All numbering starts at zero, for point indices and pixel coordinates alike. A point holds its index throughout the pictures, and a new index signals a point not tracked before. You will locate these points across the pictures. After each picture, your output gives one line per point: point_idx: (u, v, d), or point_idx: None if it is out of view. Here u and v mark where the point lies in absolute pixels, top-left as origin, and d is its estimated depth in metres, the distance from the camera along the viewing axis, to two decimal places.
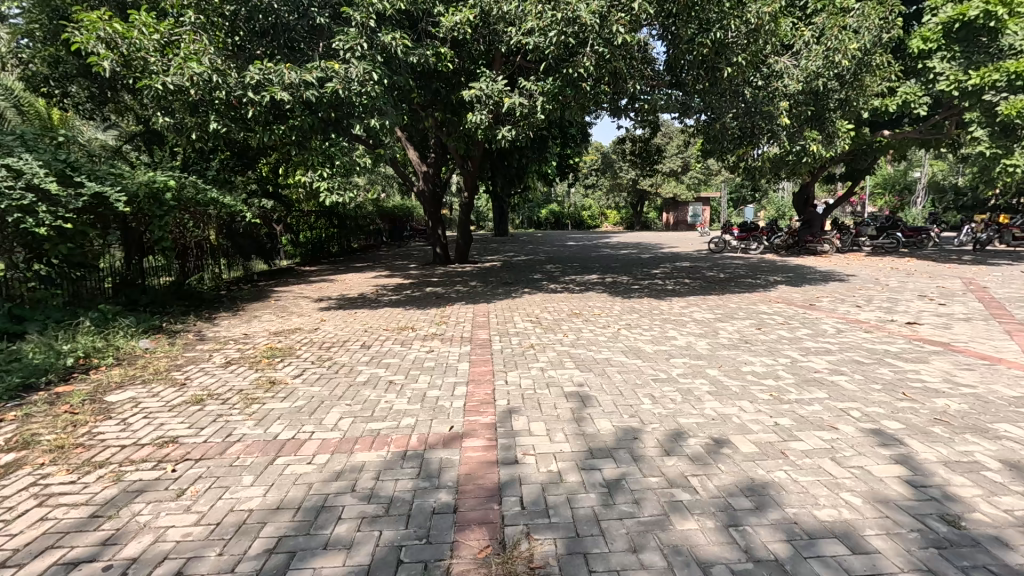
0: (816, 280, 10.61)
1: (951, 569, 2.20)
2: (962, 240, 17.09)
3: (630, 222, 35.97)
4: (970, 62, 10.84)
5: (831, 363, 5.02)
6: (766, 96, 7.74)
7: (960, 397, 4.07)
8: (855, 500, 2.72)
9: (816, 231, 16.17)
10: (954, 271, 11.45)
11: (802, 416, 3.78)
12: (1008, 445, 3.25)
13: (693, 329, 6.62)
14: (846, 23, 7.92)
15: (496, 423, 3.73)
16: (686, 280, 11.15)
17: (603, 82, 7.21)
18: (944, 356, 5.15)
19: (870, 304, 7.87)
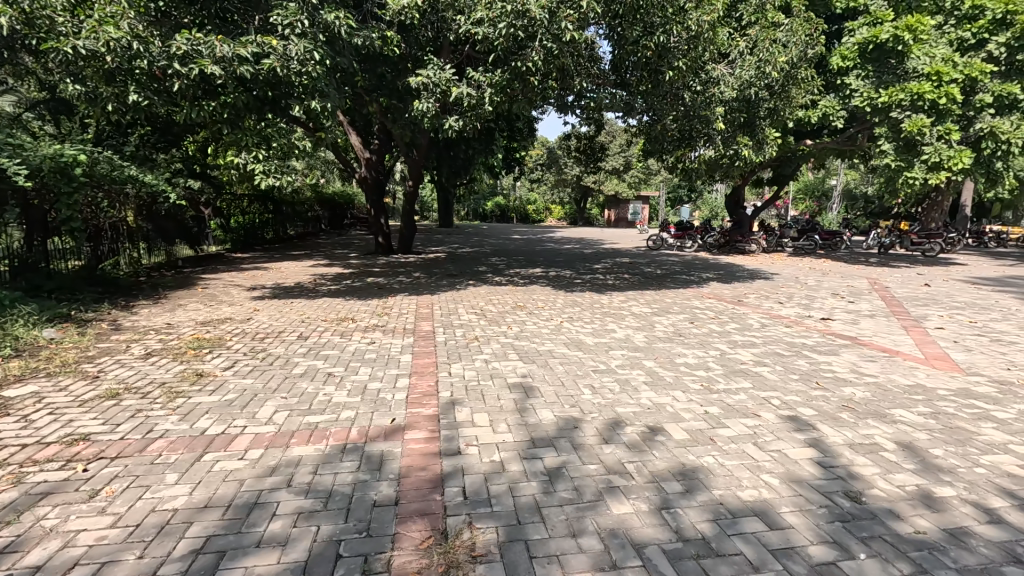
0: (744, 278, 11.31)
1: (852, 540, 2.43)
2: (869, 244, 18.76)
3: (573, 218, 36.64)
4: (881, 81, 11.86)
5: (756, 355, 5.38)
6: (704, 101, 8.12)
7: (864, 385, 4.50)
8: (773, 481, 2.94)
9: (745, 231, 17.19)
10: (862, 273, 12.56)
11: (728, 405, 4.03)
12: (902, 428, 3.63)
13: (631, 322, 6.88)
14: (776, 36, 8.44)
15: (438, 414, 3.71)
16: (626, 275, 11.54)
17: (551, 78, 7.29)
18: (851, 349, 5.66)
19: (791, 301, 8.49)
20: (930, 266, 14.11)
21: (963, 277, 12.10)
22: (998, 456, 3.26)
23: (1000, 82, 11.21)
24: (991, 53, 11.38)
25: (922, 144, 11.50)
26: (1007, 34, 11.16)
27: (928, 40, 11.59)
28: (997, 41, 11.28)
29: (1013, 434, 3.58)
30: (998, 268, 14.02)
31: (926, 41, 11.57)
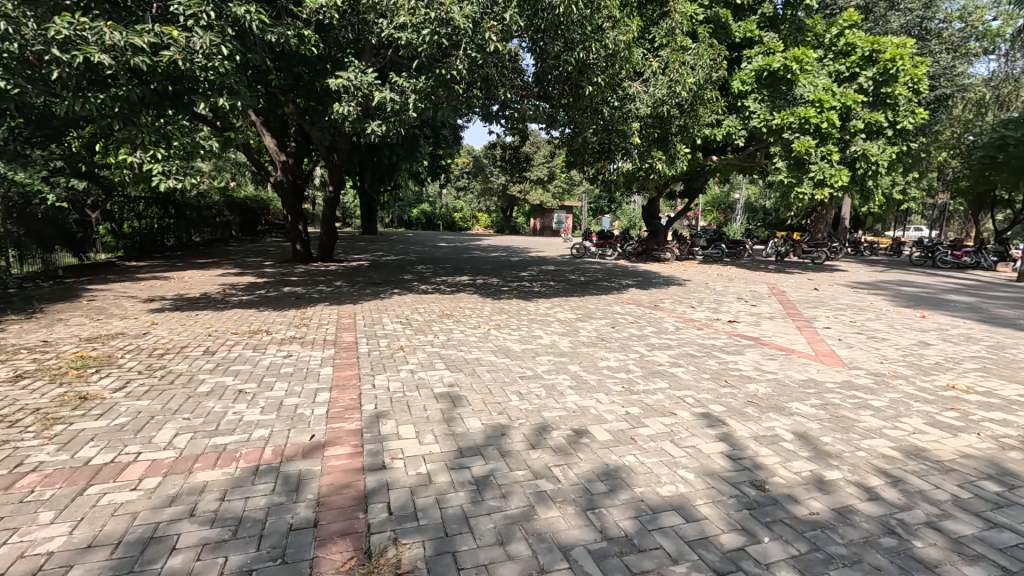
0: (661, 284, 12.00)
1: (758, 526, 2.63)
2: (768, 252, 20.60)
3: (499, 226, 36.93)
4: (774, 105, 13.11)
5: (671, 357, 5.70)
6: (621, 116, 8.52)
7: (765, 382, 4.91)
8: (688, 475, 3.11)
9: (660, 241, 18.22)
10: (762, 278, 13.77)
11: (648, 404, 4.23)
12: (798, 420, 4.00)
13: (557, 328, 7.04)
14: (685, 59, 9.07)
15: (362, 429, 3.56)
16: (551, 282, 11.82)
17: (475, 87, 7.28)
18: (754, 349, 6.16)
19: (701, 305, 9.11)
20: (817, 273, 15.75)
21: (844, 282, 13.62)
22: (876, 440, 3.67)
23: (870, 112, 12.79)
24: (862, 85, 12.95)
25: (810, 163, 12.84)
26: (873, 69, 12.80)
27: (812, 71, 12.98)
28: (866, 74, 12.87)
29: (886, 420, 4.06)
30: (873, 273, 15.94)
31: (811, 71, 12.95)
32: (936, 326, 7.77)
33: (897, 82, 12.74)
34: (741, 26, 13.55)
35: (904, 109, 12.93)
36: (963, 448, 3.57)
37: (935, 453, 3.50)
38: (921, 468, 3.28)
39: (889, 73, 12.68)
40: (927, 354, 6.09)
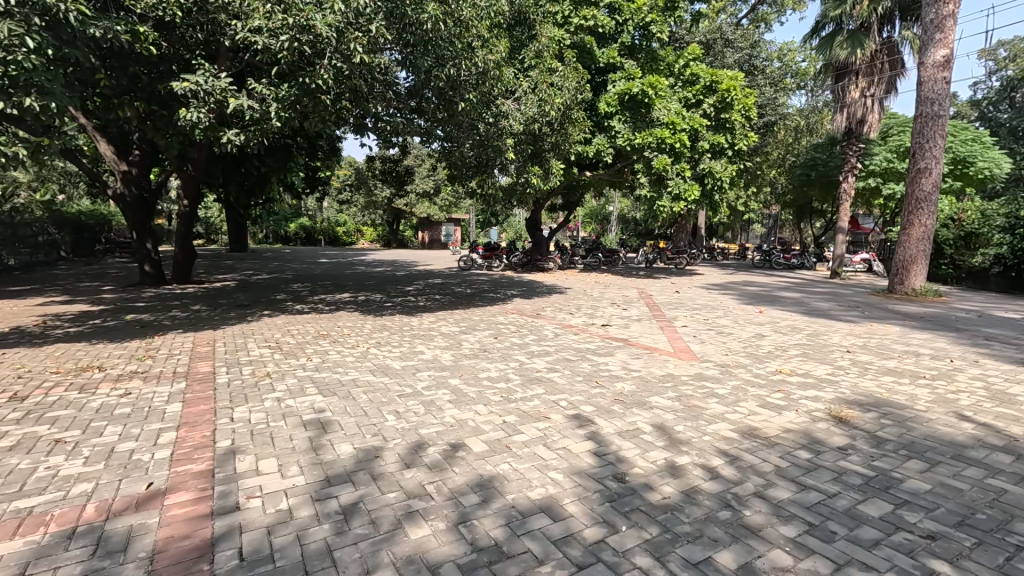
0: (543, 293, 12.52)
1: (617, 516, 2.82)
2: (639, 260, 22.45)
3: (386, 240, 36.04)
4: (636, 126, 14.46)
5: (549, 363, 5.95)
6: (496, 132, 8.77)
7: (631, 379, 5.32)
8: (558, 476, 3.25)
9: (543, 251, 19.01)
10: (633, 284, 15.00)
11: (524, 411, 4.36)
12: (657, 412, 4.39)
13: (439, 342, 6.98)
14: (553, 80, 9.64)
15: (212, 469, 3.21)
16: (437, 296, 11.76)
17: (344, 98, 7.06)
18: (623, 350, 6.64)
19: (579, 312, 9.66)
20: (680, 277, 17.54)
21: (701, 284, 15.28)
22: (719, 424, 4.15)
23: (713, 134, 14.60)
24: (705, 111, 14.75)
25: (668, 179, 14.33)
26: (714, 98, 14.66)
27: (665, 97, 14.49)
28: (708, 102, 14.70)
29: (728, 405, 4.60)
30: (724, 276, 18.15)
31: (664, 97, 14.44)
32: (770, 320, 9.02)
33: (732, 110, 14.71)
34: (604, 52, 14.64)
35: (739, 133, 14.94)
36: (785, 423, 4.17)
37: (764, 430, 4.03)
38: (753, 445, 3.76)
39: (726, 102, 14.61)
40: (762, 344, 7.03)
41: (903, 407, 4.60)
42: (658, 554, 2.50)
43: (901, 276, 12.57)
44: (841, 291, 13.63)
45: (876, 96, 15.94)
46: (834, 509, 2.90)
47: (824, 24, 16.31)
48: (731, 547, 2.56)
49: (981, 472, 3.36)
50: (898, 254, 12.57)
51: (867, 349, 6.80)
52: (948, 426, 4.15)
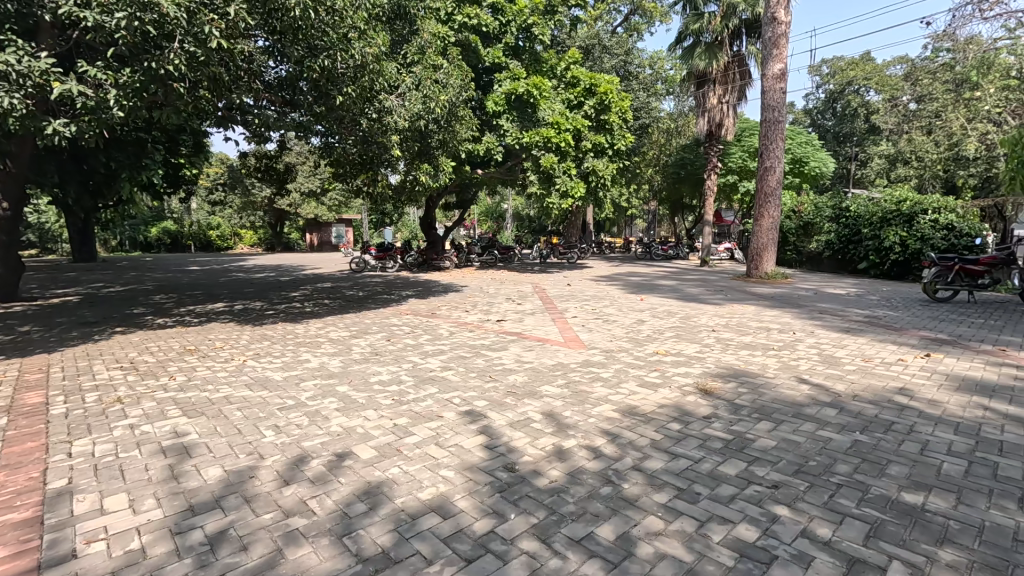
0: (439, 292, 12.40)
1: (507, 506, 2.87)
2: (533, 256, 23.08)
3: (269, 243, 33.40)
4: (523, 125, 14.87)
5: (443, 361, 5.90)
6: (380, 129, 8.50)
7: (523, 371, 5.46)
8: (449, 474, 3.23)
9: (438, 250, 18.82)
10: (528, 279, 15.41)
11: (416, 412, 4.28)
12: (546, 400, 4.54)
13: (327, 349, 6.60)
14: (437, 77, 9.50)
15: (39, 515, 2.73)
16: (325, 300, 11.14)
17: (202, 87, 6.40)
18: (516, 343, 6.78)
19: (475, 309, 9.70)
20: (570, 270, 18.34)
21: (590, 277, 16.10)
22: (603, 406, 4.40)
23: (594, 135, 15.45)
24: (586, 112, 15.56)
25: (555, 177, 14.94)
26: (593, 100, 15.52)
27: (549, 98, 15.03)
28: (588, 104, 15.54)
29: (611, 387, 4.90)
30: (611, 268, 19.29)
31: (548, 98, 14.97)
32: (649, 306, 9.76)
33: (610, 112, 15.69)
34: (489, 52, 14.78)
35: (617, 134, 15.94)
36: (660, 399, 4.54)
37: (642, 408, 4.36)
38: (633, 422, 4.04)
39: (604, 104, 15.53)
40: (643, 329, 7.58)
41: (756, 375, 5.24)
42: (544, 536, 2.59)
43: (756, 262, 14.28)
44: (710, 277, 15.14)
45: (730, 102, 17.94)
46: (700, 472, 3.22)
47: (685, 36, 17.96)
48: (611, 519, 2.72)
49: (814, 425, 3.93)
50: (753, 243, 14.25)
51: (729, 327, 7.64)
52: (789, 389, 4.80)
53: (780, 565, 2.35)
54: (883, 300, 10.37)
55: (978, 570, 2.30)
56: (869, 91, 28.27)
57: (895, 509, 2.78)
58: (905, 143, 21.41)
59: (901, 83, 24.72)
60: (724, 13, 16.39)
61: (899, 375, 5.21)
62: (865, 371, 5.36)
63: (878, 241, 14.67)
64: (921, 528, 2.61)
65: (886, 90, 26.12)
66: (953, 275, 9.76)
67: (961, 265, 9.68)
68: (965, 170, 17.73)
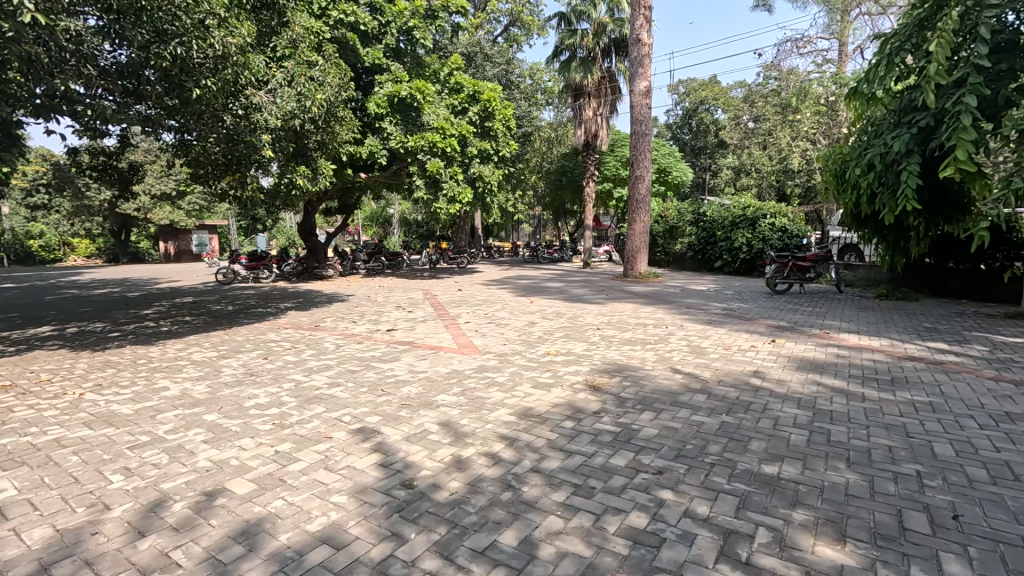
0: (322, 303, 11.67)
1: (406, 526, 2.73)
2: (422, 261, 22.67)
3: (112, 253, 28.90)
4: (408, 129, 14.60)
5: (330, 377, 5.52)
6: (247, 127, 7.82)
7: (418, 381, 5.30)
8: (341, 499, 3.01)
9: (320, 258, 17.71)
10: (418, 285, 15.13)
11: (301, 436, 3.93)
12: (444, 410, 4.45)
13: (190, 373, 5.81)
14: (312, 74, 8.85)
15: None
16: (187, 317, 9.88)
17: (12, 67, 5.33)
18: (409, 353, 6.56)
19: (363, 319, 9.25)
20: (461, 275, 18.35)
21: (480, 281, 16.25)
22: (500, 410, 4.42)
23: (480, 141, 15.67)
24: (471, 118, 15.74)
25: (442, 182, 14.90)
26: (477, 106, 15.78)
27: (433, 102, 14.94)
28: (473, 110, 15.77)
29: (507, 391, 4.95)
30: (501, 272, 19.65)
31: (432, 102, 14.88)
32: (539, 308, 10.09)
33: (494, 120, 16.10)
34: (369, 51, 14.17)
35: (502, 140, 16.34)
36: (554, 399, 4.68)
37: (537, 408, 4.46)
38: (529, 424, 4.10)
39: (489, 111, 15.91)
40: (534, 331, 7.77)
41: (638, 368, 5.64)
42: (447, 552, 2.51)
43: (631, 263, 15.44)
44: (592, 278, 16.09)
45: (604, 115, 19.23)
46: (594, 466, 3.36)
47: (561, 51, 18.98)
48: (513, 525, 2.73)
49: (688, 411, 4.33)
50: (628, 245, 15.41)
51: (612, 325, 8.15)
52: (666, 379, 5.25)
53: (668, 546, 2.53)
54: (736, 294, 11.81)
55: (823, 526, 2.67)
56: (717, 110, 32.23)
57: (757, 480, 3.14)
58: (746, 157, 24.72)
59: (741, 105, 28.54)
60: (595, 31, 17.81)
61: (753, 360, 5.93)
62: (726, 357, 6.04)
63: (730, 242, 16.74)
64: (779, 495, 2.98)
65: (730, 110, 29.98)
66: (788, 270, 11.38)
67: (794, 261, 11.35)
68: (792, 180, 20.92)
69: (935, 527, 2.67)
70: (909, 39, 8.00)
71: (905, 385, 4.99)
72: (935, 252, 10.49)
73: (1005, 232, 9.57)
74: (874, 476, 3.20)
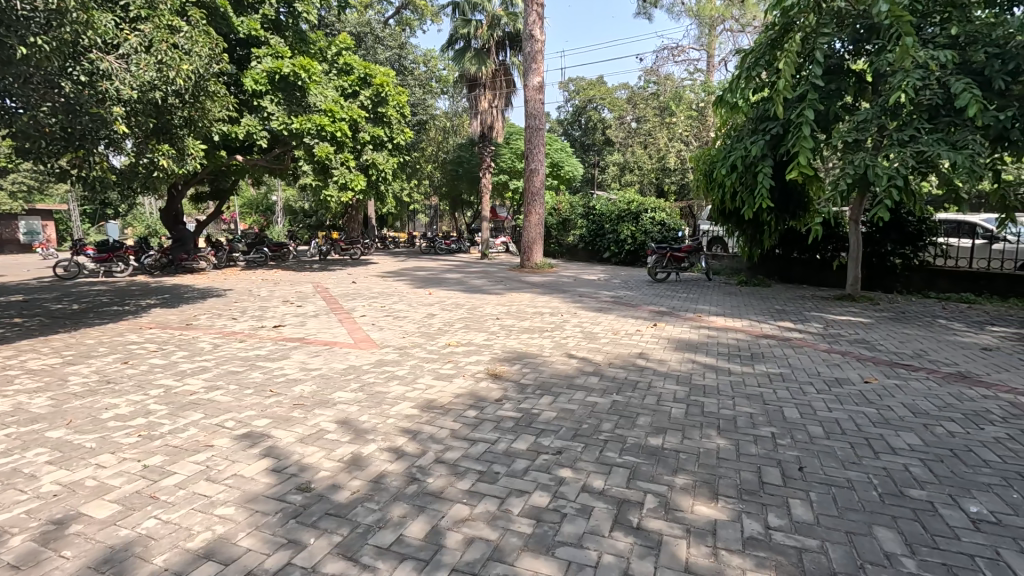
0: (194, 298, 10.49)
1: (304, 532, 2.59)
2: (311, 253, 21.28)
3: None
4: (291, 109, 13.54)
5: (207, 380, 4.99)
6: (92, 96, 6.76)
7: (311, 379, 5.00)
8: (227, 511, 2.76)
9: (189, 249, 15.85)
10: (307, 278, 14.20)
11: (175, 446, 3.52)
12: (341, 407, 4.25)
13: (25, 384, 4.90)
14: (175, 41, 7.82)
15: None
16: (17, 318, 8.32)
17: None
18: (299, 350, 6.15)
19: (244, 315, 8.48)
20: (354, 267, 17.54)
21: (376, 273, 15.67)
22: (401, 404, 4.33)
23: (372, 127, 15.02)
24: (363, 102, 15.05)
25: (331, 168, 14.07)
26: (369, 90, 15.14)
27: (320, 82, 14.03)
28: (364, 94, 15.09)
29: (407, 384, 4.86)
30: (397, 263, 19.12)
31: (319, 82, 13.98)
32: (438, 300, 10.00)
33: (387, 105, 15.57)
34: (243, 21, 12.87)
35: (396, 128, 15.84)
36: (455, 390, 4.69)
37: (439, 400, 4.44)
38: (431, 416, 4.08)
39: (381, 96, 15.34)
40: (433, 323, 7.69)
41: (536, 355, 5.85)
42: (350, 553, 2.42)
43: (527, 254, 15.85)
44: (490, 269, 16.28)
45: (499, 107, 19.45)
46: (497, 452, 3.44)
47: (456, 39, 18.80)
48: (419, 518, 2.71)
49: (583, 393, 4.59)
50: (524, 236, 15.79)
51: (510, 315, 8.34)
52: (562, 364, 5.51)
53: (568, 521, 2.68)
54: (623, 283, 12.69)
55: (699, 487, 3.01)
56: (604, 110, 34.16)
57: (645, 452, 3.44)
58: (629, 155, 26.54)
59: (625, 106, 30.53)
60: (489, 23, 17.77)
61: (639, 343, 6.44)
62: (616, 341, 6.49)
63: (617, 234, 17.89)
64: (662, 463, 3.29)
65: (615, 110, 31.95)
66: (666, 260, 12.48)
67: (671, 253, 12.45)
68: (669, 178, 22.86)
69: (786, 478, 3.12)
70: (763, 55, 9.09)
71: (761, 359, 5.75)
72: (785, 244, 12.10)
73: (833, 227, 11.27)
74: (739, 440, 3.66)
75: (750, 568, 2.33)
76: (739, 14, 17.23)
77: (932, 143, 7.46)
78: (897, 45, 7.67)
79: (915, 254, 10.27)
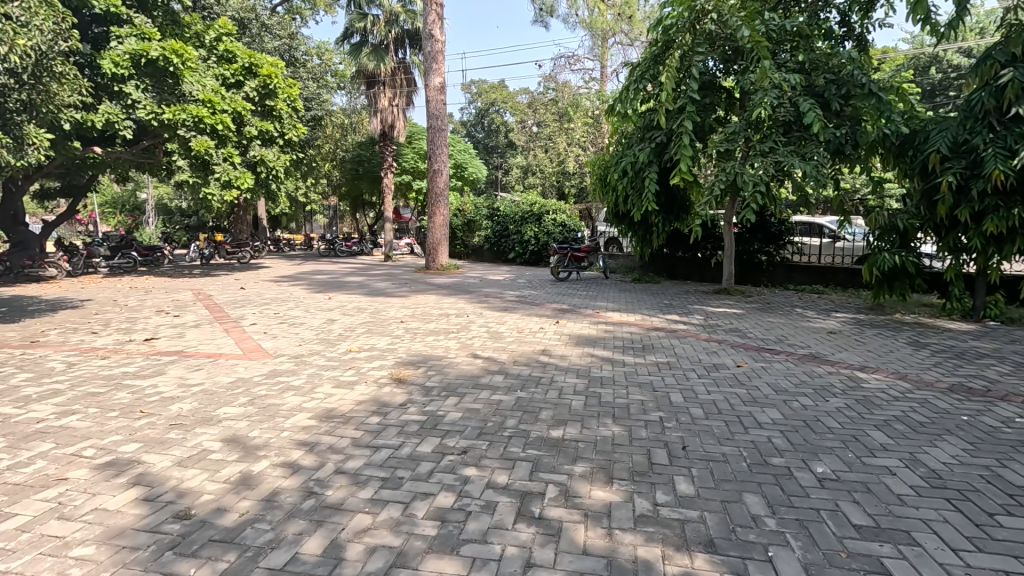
0: (42, 311, 9.04)
1: (184, 562, 2.35)
2: (191, 257, 19.29)
3: None
4: (161, 98, 12.16)
5: (60, 404, 4.34)
6: None
7: (191, 396, 4.53)
8: (86, 550, 2.43)
9: (35, 253, 13.69)
10: (186, 285, 12.85)
11: (16, 484, 3.01)
12: (227, 424, 3.91)
13: None
14: (7, 11, 6.65)
15: None
16: None
17: None
18: (176, 365, 5.55)
19: (107, 328, 7.47)
20: (242, 272, 16.19)
21: (268, 277, 14.59)
22: (297, 416, 4.08)
23: (260, 120, 13.96)
24: (248, 94, 13.95)
25: (212, 164, 12.92)
26: (254, 81, 14.05)
27: (195, 69, 12.72)
28: (249, 85, 13.98)
29: (304, 395, 4.59)
30: (293, 267, 17.95)
31: (196, 69, 12.70)
32: (338, 304, 9.55)
33: (277, 98, 14.52)
34: None
35: (287, 123, 14.78)
36: (357, 397, 4.52)
37: (339, 409, 4.25)
38: (331, 426, 3.89)
39: (269, 88, 14.26)
40: (333, 329, 7.32)
41: (441, 357, 5.81)
42: None
43: (432, 255, 15.65)
44: (394, 271, 15.89)
45: (400, 106, 19.03)
46: (400, 457, 3.37)
47: (352, 33, 18.10)
48: (318, 533, 2.58)
49: (488, 392, 4.65)
50: (429, 237, 15.57)
51: (415, 317, 8.21)
52: (468, 364, 5.53)
53: (473, 518, 2.70)
54: (527, 282, 13.01)
55: (596, 473, 3.19)
56: (506, 113, 34.78)
57: (547, 444, 3.57)
58: (531, 159, 27.28)
59: (526, 110, 31.36)
60: (387, 19, 17.30)
61: (542, 340, 6.65)
62: (520, 339, 6.65)
63: (521, 235, 18.31)
64: (563, 454, 3.44)
65: (516, 114, 32.66)
66: (567, 260, 13.02)
67: (572, 252, 12.99)
68: (568, 181, 23.85)
69: (672, 457, 3.42)
70: (647, 69, 9.78)
71: (651, 350, 6.22)
72: (672, 244, 13.15)
73: (711, 228, 12.46)
74: (631, 426, 3.93)
75: (640, 543, 2.51)
76: (628, 29, 18.42)
77: (788, 154, 8.56)
78: (757, 67, 8.68)
79: (777, 252, 11.68)
